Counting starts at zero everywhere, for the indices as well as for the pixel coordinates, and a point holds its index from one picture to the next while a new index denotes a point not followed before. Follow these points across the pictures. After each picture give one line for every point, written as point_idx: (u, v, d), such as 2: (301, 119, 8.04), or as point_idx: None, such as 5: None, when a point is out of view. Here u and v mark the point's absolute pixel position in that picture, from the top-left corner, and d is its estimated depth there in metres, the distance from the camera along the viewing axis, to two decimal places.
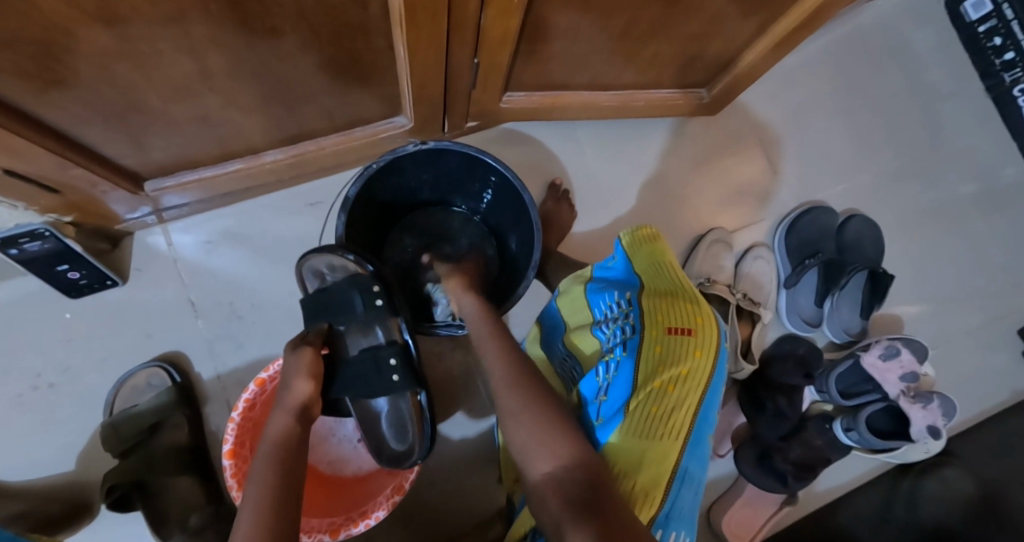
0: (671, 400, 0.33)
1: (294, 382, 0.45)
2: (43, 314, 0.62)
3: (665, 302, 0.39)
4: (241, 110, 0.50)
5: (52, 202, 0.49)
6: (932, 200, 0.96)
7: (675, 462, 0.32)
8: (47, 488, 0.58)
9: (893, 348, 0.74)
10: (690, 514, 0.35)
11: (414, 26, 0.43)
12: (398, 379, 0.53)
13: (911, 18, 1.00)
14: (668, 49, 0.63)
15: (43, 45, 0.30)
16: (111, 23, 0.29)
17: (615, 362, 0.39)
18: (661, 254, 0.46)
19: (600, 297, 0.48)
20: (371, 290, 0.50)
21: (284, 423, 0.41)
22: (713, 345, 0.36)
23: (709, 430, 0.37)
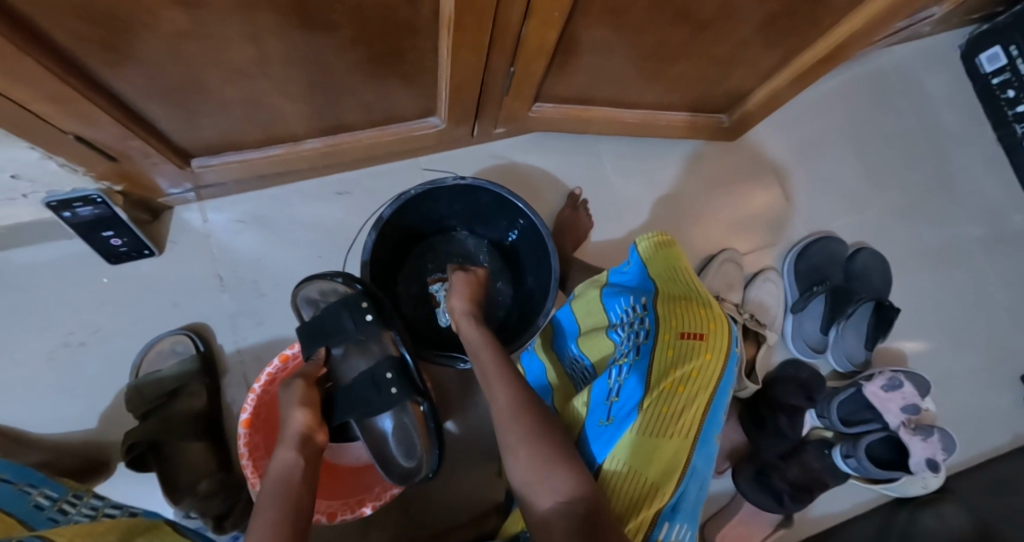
0: (680, 401, 0.34)
1: (289, 413, 0.46)
2: (82, 275, 0.65)
3: (678, 307, 0.40)
4: (289, 98, 0.53)
5: (106, 169, 0.53)
6: (943, 240, 0.97)
7: (686, 458, 0.34)
8: (72, 440, 0.61)
9: (896, 380, 0.74)
10: (696, 511, 0.37)
11: (459, 29, 0.46)
12: (397, 390, 0.54)
13: (931, 63, 1.03)
14: (696, 71, 0.65)
15: (128, 24, 0.33)
16: (191, 5, 0.32)
17: (628, 367, 0.39)
18: (676, 256, 0.46)
19: (616, 301, 0.49)
20: (360, 307, 0.53)
21: (290, 455, 0.42)
22: (726, 347, 0.36)
23: (719, 429, 0.38)
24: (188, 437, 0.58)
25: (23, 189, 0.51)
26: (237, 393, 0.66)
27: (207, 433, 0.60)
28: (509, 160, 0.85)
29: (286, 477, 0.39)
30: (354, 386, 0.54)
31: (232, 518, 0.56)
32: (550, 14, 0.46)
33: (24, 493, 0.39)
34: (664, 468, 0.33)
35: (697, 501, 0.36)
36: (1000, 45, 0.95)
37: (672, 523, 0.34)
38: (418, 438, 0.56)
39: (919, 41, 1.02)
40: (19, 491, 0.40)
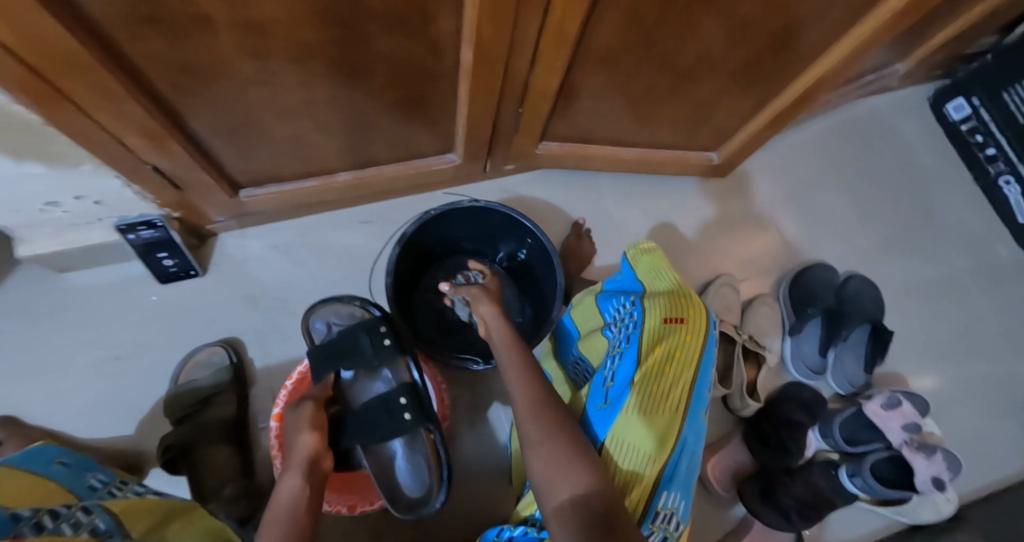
0: (669, 378, 0.41)
1: (298, 437, 0.50)
2: (133, 293, 0.72)
3: (662, 300, 0.49)
4: (329, 135, 0.62)
5: (170, 196, 0.61)
6: (932, 268, 1.02)
7: (677, 428, 0.39)
8: (110, 447, 0.65)
9: (895, 398, 0.76)
10: (689, 482, 0.41)
11: (476, 76, 0.55)
12: (409, 416, 0.57)
13: (903, 110, 1.12)
14: (683, 113, 0.74)
15: (215, 67, 0.42)
16: (262, 55, 0.42)
17: (621, 355, 0.47)
18: (659, 259, 0.55)
19: (610, 302, 0.57)
20: (378, 331, 0.59)
21: (295, 483, 0.46)
22: (702, 331, 0.45)
23: (704, 407, 0.45)
24: (216, 442, 0.62)
25: (101, 214, 0.60)
26: (262, 403, 0.69)
27: (234, 439, 0.64)
28: (518, 195, 0.93)
29: (286, 503, 0.43)
30: (368, 411, 0.58)
31: (254, 522, 0.59)
32: (553, 62, 0.55)
33: (80, 474, 0.47)
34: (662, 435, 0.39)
35: (690, 472, 0.41)
36: (963, 97, 1.05)
37: (668, 493, 0.38)
38: (431, 466, 0.57)
39: (890, 93, 1.12)
40: (77, 473, 0.47)
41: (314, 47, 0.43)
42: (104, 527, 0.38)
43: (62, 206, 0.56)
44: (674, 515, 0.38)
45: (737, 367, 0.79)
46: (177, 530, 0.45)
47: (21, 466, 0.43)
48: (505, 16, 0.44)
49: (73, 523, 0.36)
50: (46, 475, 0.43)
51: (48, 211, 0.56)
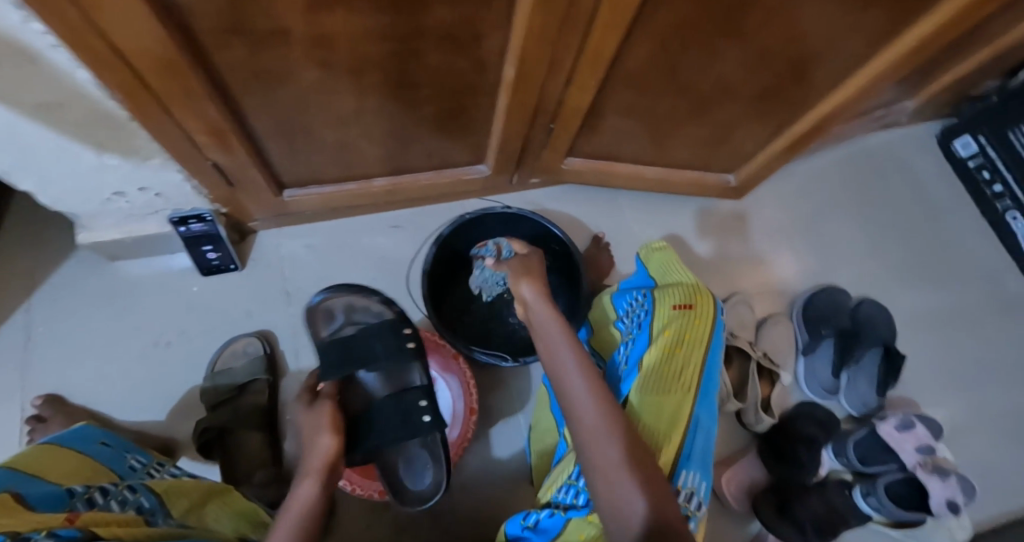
0: (679, 360, 0.49)
1: (318, 439, 0.45)
2: (176, 284, 0.76)
3: (673, 290, 0.56)
4: (373, 143, 0.66)
5: (223, 192, 0.65)
6: (942, 298, 1.04)
7: (689, 409, 0.45)
8: (147, 429, 0.69)
9: (907, 421, 0.77)
10: (706, 462, 0.46)
11: (515, 92, 0.59)
12: (430, 419, 0.55)
13: (912, 144, 1.17)
14: (702, 137, 0.78)
15: (284, 75, 0.46)
16: (326, 65, 0.46)
17: (633, 340, 0.55)
18: (668, 255, 0.64)
19: (623, 297, 0.64)
20: (403, 332, 0.59)
21: (312, 489, 0.39)
22: (709, 316, 0.53)
23: (715, 391, 0.50)
24: (248, 429, 0.65)
25: (158, 206, 0.65)
26: (289, 393, 0.72)
27: (264, 427, 0.67)
28: (542, 208, 0.96)
29: (301, 511, 0.36)
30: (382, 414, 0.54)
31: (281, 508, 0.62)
32: (587, 82, 0.60)
33: (120, 455, 0.45)
34: (669, 403, 0.46)
35: (705, 450, 0.46)
36: (970, 134, 1.09)
37: (685, 471, 0.42)
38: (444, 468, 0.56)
39: (899, 128, 1.17)
40: (117, 454, 0.45)
41: (373, 60, 0.47)
42: (148, 507, 0.37)
43: (126, 197, 0.61)
44: (696, 494, 0.41)
45: (753, 384, 0.81)
46: (213, 512, 0.45)
47: (69, 444, 0.41)
48: (548, 38, 0.48)
49: (121, 500, 0.35)
50: (90, 455, 0.41)
51: (114, 201, 0.61)
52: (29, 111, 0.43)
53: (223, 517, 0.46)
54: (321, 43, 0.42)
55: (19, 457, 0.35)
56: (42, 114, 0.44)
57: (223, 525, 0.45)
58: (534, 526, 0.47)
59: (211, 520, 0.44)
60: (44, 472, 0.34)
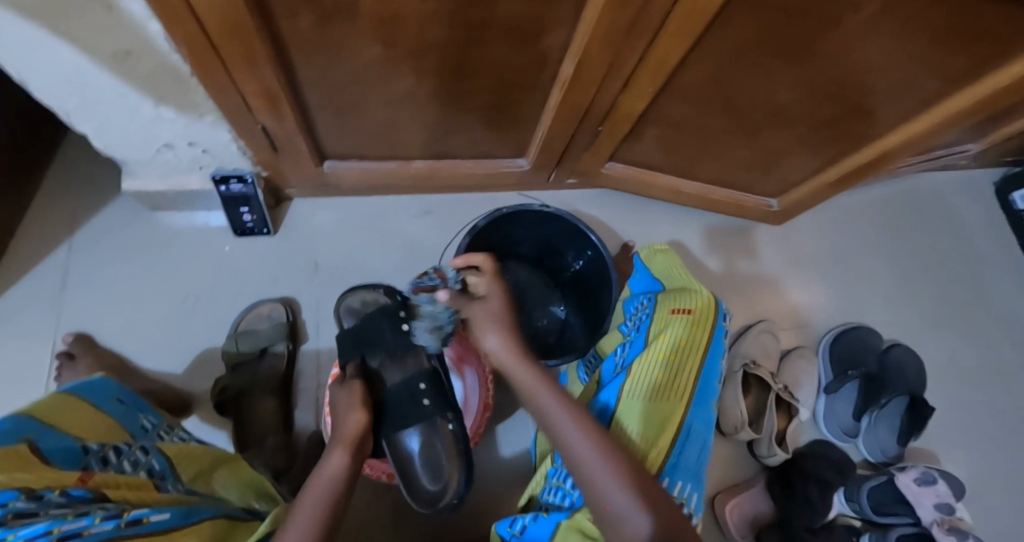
0: (674, 367, 0.52)
1: (348, 414, 0.46)
2: (210, 241, 0.77)
3: (675, 295, 0.59)
4: (419, 126, 0.65)
5: (267, 157, 0.66)
6: (980, 354, 0.99)
7: (681, 416, 0.49)
8: (167, 378, 0.70)
9: (930, 475, 0.75)
10: (698, 469, 0.49)
11: (569, 90, 0.58)
12: (429, 403, 0.50)
13: (968, 190, 1.11)
14: (752, 158, 0.76)
15: (345, 50, 0.46)
16: (388, 43, 0.45)
17: (630, 343, 0.58)
18: (671, 259, 0.66)
19: (631, 302, 0.66)
20: (398, 315, 0.52)
21: (340, 462, 0.40)
22: (707, 322, 0.56)
23: (711, 399, 0.53)
24: (264, 392, 0.68)
25: (203, 163, 0.66)
26: (308, 362, 0.73)
27: (279, 393, 0.69)
28: (575, 210, 0.95)
29: (330, 486, 0.37)
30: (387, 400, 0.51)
31: (286, 476, 0.62)
32: (643, 89, 0.58)
33: (134, 414, 0.44)
34: (664, 410, 0.49)
35: (697, 457, 0.49)
36: None
37: (671, 476, 0.46)
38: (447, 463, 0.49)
39: (955, 170, 1.11)
40: (130, 412, 0.44)
41: (433, 43, 0.46)
42: (159, 469, 0.37)
43: (175, 150, 0.62)
44: (683, 500, 0.45)
45: (770, 415, 0.78)
46: (221, 480, 0.45)
47: (84, 398, 0.40)
48: (614, 40, 0.47)
49: (133, 460, 0.36)
50: (105, 412, 0.41)
51: (163, 153, 0.62)
52: (98, 57, 0.43)
53: (232, 485, 0.45)
54: (388, 20, 0.41)
55: (42, 407, 0.35)
56: (109, 62, 0.44)
57: (231, 492, 0.44)
58: (522, 535, 0.48)
59: (219, 487, 0.44)
60: (66, 424, 0.35)
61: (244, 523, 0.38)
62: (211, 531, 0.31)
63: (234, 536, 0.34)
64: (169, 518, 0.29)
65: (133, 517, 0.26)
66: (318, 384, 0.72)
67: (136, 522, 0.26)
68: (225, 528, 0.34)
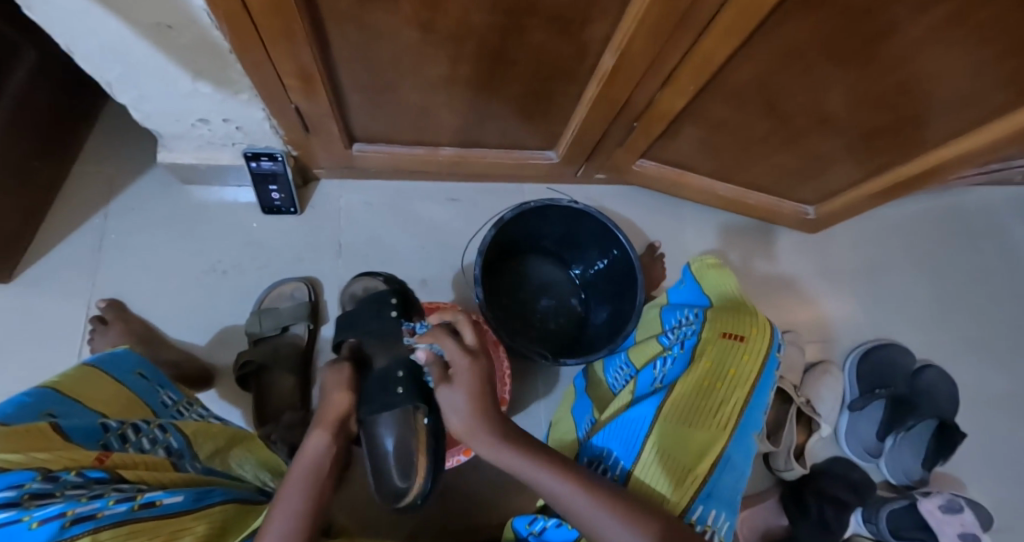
0: (717, 394, 0.50)
1: (331, 395, 0.45)
2: (239, 216, 0.79)
3: (727, 317, 0.56)
4: (450, 113, 0.64)
5: (298, 136, 0.66)
6: (1020, 382, 0.94)
7: (722, 447, 0.46)
8: (192, 350, 0.72)
9: (955, 504, 0.72)
10: (734, 503, 0.45)
11: (608, 83, 0.56)
12: (403, 390, 0.47)
13: (1021, 209, 1.05)
14: (793, 162, 0.72)
15: (383, 32, 0.45)
16: (428, 28, 0.44)
17: (672, 358, 0.56)
18: (726, 276, 0.61)
19: (673, 313, 0.64)
20: (388, 302, 0.56)
21: (322, 441, 0.39)
22: (760, 352, 0.52)
23: (754, 430, 0.50)
24: (282, 370, 0.69)
25: (236, 139, 0.67)
26: (327, 344, 0.75)
27: (298, 371, 0.70)
28: (602, 206, 0.93)
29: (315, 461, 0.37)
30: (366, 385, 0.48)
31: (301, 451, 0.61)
32: (685, 86, 0.56)
33: (155, 389, 0.46)
34: (698, 436, 0.47)
35: (733, 489, 0.46)
36: None
37: (705, 507, 0.43)
38: (417, 459, 0.46)
39: (1008, 186, 1.05)
40: (152, 388, 0.46)
41: (473, 30, 0.45)
42: (176, 447, 0.38)
43: (209, 125, 0.63)
44: (715, 532, 0.42)
45: (789, 429, 0.76)
46: (237, 456, 0.46)
47: (107, 371, 0.42)
48: (662, 32, 0.45)
49: (151, 438, 0.37)
50: (127, 386, 0.42)
51: (198, 127, 0.63)
52: (141, 30, 0.44)
53: (247, 463, 0.47)
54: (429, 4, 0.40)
55: (63, 380, 0.37)
56: (151, 34, 0.44)
57: (245, 471, 0.46)
58: (542, 535, 0.48)
59: (235, 464, 0.46)
60: (88, 400, 0.37)
61: (255, 505, 0.39)
62: (221, 515, 0.32)
63: (246, 519, 0.35)
64: (182, 500, 0.30)
65: (145, 500, 0.27)
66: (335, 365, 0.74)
67: (148, 505, 0.27)
68: (236, 512, 0.35)
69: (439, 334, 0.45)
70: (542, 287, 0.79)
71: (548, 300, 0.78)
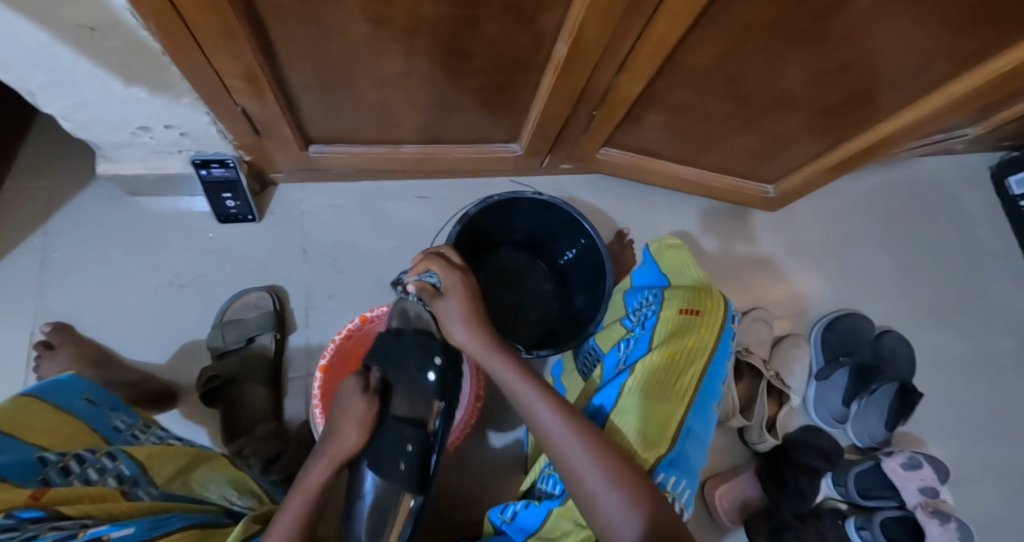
0: (678, 366, 0.50)
1: (343, 426, 0.42)
2: (194, 227, 0.75)
3: (687, 291, 0.57)
4: (409, 108, 0.63)
5: (250, 140, 0.63)
6: (970, 340, 1.00)
7: (681, 417, 0.47)
8: (155, 369, 0.69)
9: (915, 460, 0.76)
10: (694, 471, 0.47)
11: (565, 71, 0.55)
12: (404, 469, 0.41)
13: (965, 177, 1.11)
14: (752, 142, 0.74)
15: (327, 28, 0.43)
16: (374, 21, 0.43)
17: (634, 339, 0.57)
18: (683, 255, 0.62)
19: (635, 295, 0.65)
20: (430, 360, 0.45)
21: (325, 473, 0.39)
22: (717, 325, 0.54)
23: (712, 401, 0.52)
24: (255, 382, 0.67)
25: (182, 146, 0.64)
26: (296, 352, 0.73)
27: (269, 382, 0.68)
28: (571, 196, 0.93)
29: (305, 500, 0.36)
30: (379, 432, 0.43)
31: (278, 464, 0.59)
32: (641, 72, 0.56)
33: (106, 414, 0.44)
34: (664, 409, 0.47)
35: (693, 457, 0.47)
36: None
37: (666, 476, 0.44)
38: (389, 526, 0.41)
39: (953, 156, 1.10)
40: (102, 412, 0.44)
41: (422, 23, 0.44)
42: (128, 475, 0.36)
43: (151, 132, 0.59)
44: (676, 499, 0.44)
45: (761, 402, 0.78)
46: (199, 478, 0.45)
47: (48, 398, 0.39)
48: (613, 19, 0.44)
49: (99, 468, 0.35)
50: (71, 413, 0.40)
51: (139, 135, 0.60)
52: (61, 34, 0.41)
53: (212, 483, 0.45)
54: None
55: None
56: (73, 38, 0.41)
57: (210, 492, 0.45)
58: (513, 521, 0.49)
59: (199, 486, 0.44)
60: (24, 433, 0.34)
61: (219, 526, 0.38)
62: (180, 541, 0.31)
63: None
64: (134, 531, 0.28)
65: (90, 536, 0.25)
66: (308, 373, 0.73)
67: (93, 540, 0.25)
68: (198, 536, 0.34)
69: (434, 255, 0.45)
70: (513, 280, 0.79)
71: (521, 292, 0.78)
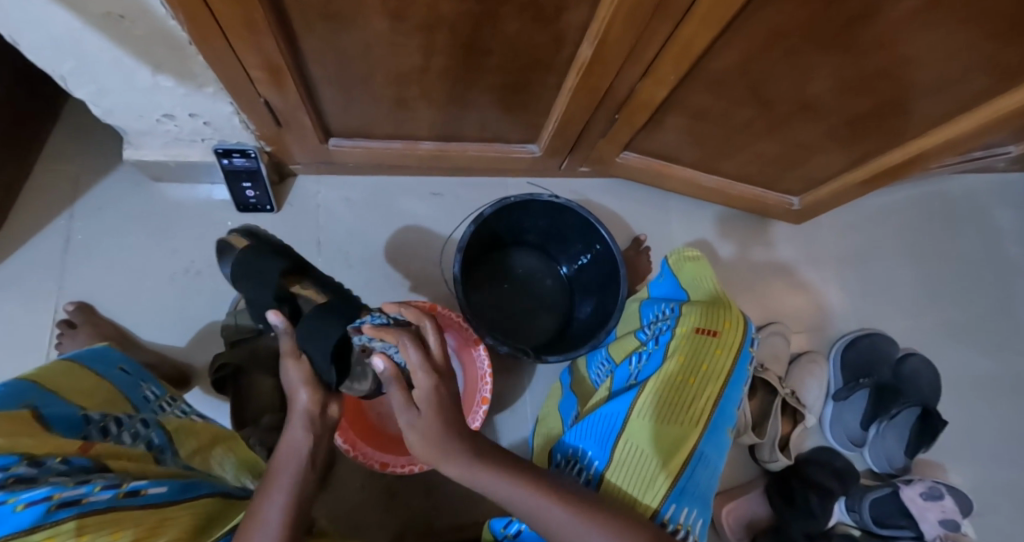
0: (691, 389, 0.49)
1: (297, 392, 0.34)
2: (213, 215, 0.76)
3: (703, 308, 0.55)
4: (427, 105, 0.62)
5: (269, 132, 0.64)
6: (1001, 366, 0.95)
7: (693, 443, 0.46)
8: (171, 352, 0.71)
9: (936, 490, 0.73)
10: (706, 498, 0.46)
11: (586, 72, 0.54)
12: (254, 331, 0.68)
13: (1004, 195, 1.05)
14: (777, 151, 0.71)
15: (349, 23, 0.43)
16: (396, 16, 0.42)
17: (647, 354, 0.56)
18: (703, 267, 0.60)
19: (651, 307, 0.64)
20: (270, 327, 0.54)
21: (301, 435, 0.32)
22: (735, 346, 0.52)
23: (727, 427, 0.50)
24: (262, 372, 0.67)
25: (205, 135, 0.65)
26: None
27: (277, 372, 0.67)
28: (586, 199, 0.92)
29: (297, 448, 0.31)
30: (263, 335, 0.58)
31: None
32: (665, 76, 0.54)
33: (137, 383, 0.44)
34: (675, 435, 0.46)
35: (706, 484, 0.46)
36: None
37: (679, 506, 0.43)
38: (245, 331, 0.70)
39: (990, 174, 1.06)
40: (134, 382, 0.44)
41: (444, 19, 0.43)
42: (158, 443, 0.37)
43: (175, 120, 0.61)
44: (689, 530, 0.42)
45: (773, 419, 0.76)
46: (219, 454, 0.45)
47: (86, 367, 0.41)
48: (638, 20, 0.43)
49: (133, 432, 0.36)
50: (107, 380, 0.41)
51: (164, 122, 0.61)
52: (93, 21, 0.42)
53: (229, 463, 0.45)
54: None
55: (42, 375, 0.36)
56: (105, 25, 0.42)
57: (227, 470, 0.44)
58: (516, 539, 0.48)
59: (217, 463, 0.44)
60: (67, 392, 0.35)
61: (238, 499, 0.38)
62: (207, 507, 0.31)
63: (231, 513, 0.34)
64: (167, 491, 0.29)
65: (132, 488, 0.26)
66: None
67: (134, 494, 0.26)
68: (220, 505, 0.34)
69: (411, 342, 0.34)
70: (523, 281, 0.78)
71: (531, 294, 0.78)
